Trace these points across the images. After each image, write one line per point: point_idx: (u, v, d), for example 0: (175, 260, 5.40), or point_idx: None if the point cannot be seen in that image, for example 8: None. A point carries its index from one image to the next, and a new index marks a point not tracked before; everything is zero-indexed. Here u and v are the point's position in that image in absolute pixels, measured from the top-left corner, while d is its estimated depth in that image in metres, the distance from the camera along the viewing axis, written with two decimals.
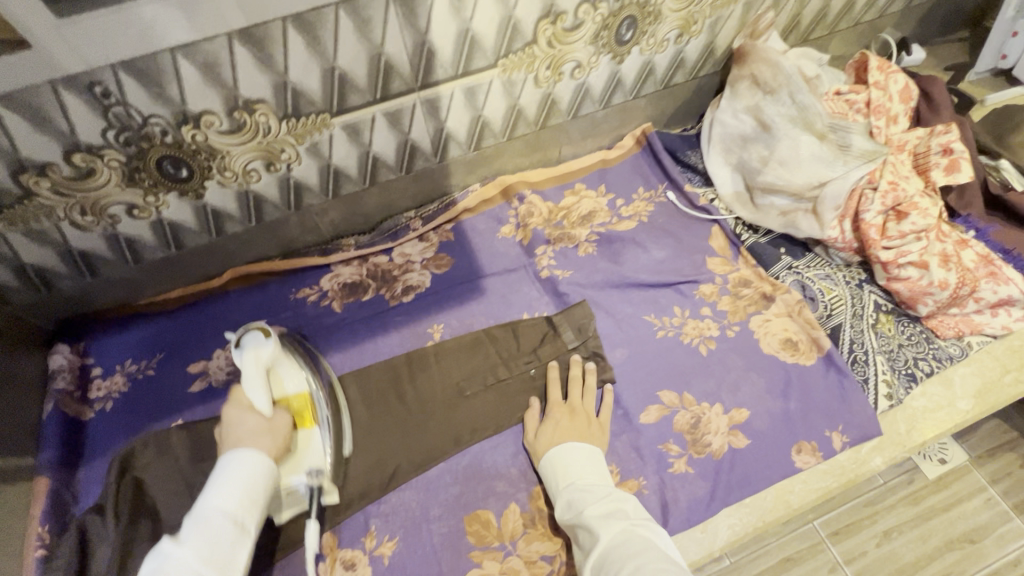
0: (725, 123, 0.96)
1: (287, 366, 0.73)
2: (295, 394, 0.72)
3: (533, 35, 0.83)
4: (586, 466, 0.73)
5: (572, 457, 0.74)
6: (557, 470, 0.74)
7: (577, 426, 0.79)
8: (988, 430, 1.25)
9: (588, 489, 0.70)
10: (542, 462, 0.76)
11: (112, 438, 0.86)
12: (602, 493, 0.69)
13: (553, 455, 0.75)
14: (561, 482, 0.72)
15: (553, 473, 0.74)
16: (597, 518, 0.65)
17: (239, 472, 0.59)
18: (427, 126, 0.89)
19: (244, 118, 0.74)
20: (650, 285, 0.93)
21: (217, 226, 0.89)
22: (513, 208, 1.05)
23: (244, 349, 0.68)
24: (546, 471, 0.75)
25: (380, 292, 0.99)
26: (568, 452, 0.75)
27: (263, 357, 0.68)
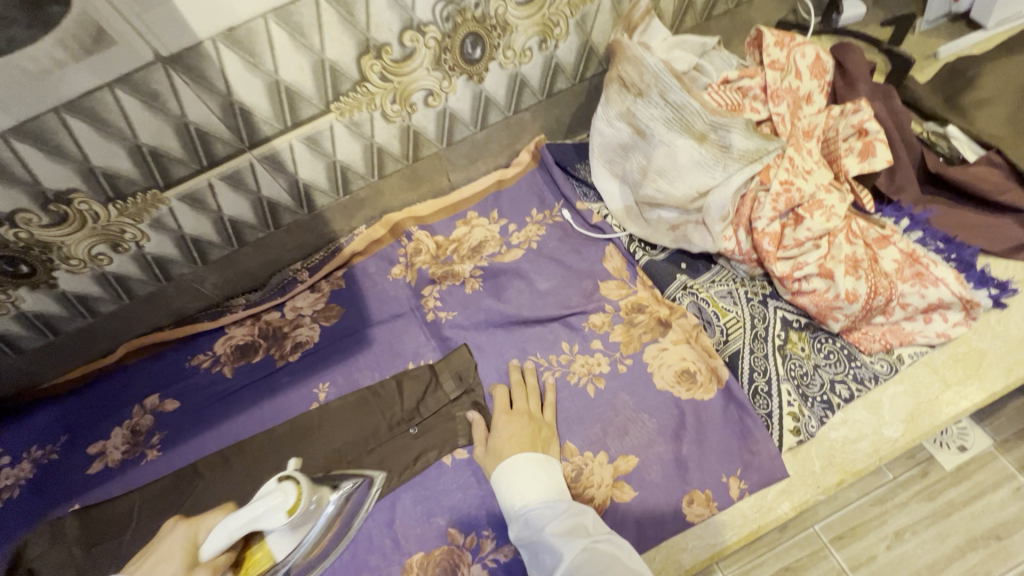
0: (602, 132, 0.85)
1: (283, 535, 0.68)
2: (264, 552, 0.68)
3: (360, 73, 0.76)
4: (544, 479, 0.68)
5: (525, 468, 0.69)
6: (513, 487, 0.68)
7: (533, 433, 0.73)
8: (1017, 410, 1.10)
9: (547, 505, 0.65)
10: (495, 475, 0.71)
11: (15, 528, 0.87)
12: (562, 507, 0.65)
13: (509, 466, 0.69)
14: (515, 500, 0.67)
15: (506, 488, 0.69)
16: (556, 536, 0.61)
17: None
18: (278, 182, 0.85)
19: (63, 210, 0.72)
20: (535, 321, 0.86)
21: (88, 308, 0.89)
22: (402, 246, 0.99)
23: (263, 497, 0.62)
24: (497, 486, 0.70)
25: (270, 352, 0.96)
26: (520, 465, 0.69)
27: (258, 521, 0.61)
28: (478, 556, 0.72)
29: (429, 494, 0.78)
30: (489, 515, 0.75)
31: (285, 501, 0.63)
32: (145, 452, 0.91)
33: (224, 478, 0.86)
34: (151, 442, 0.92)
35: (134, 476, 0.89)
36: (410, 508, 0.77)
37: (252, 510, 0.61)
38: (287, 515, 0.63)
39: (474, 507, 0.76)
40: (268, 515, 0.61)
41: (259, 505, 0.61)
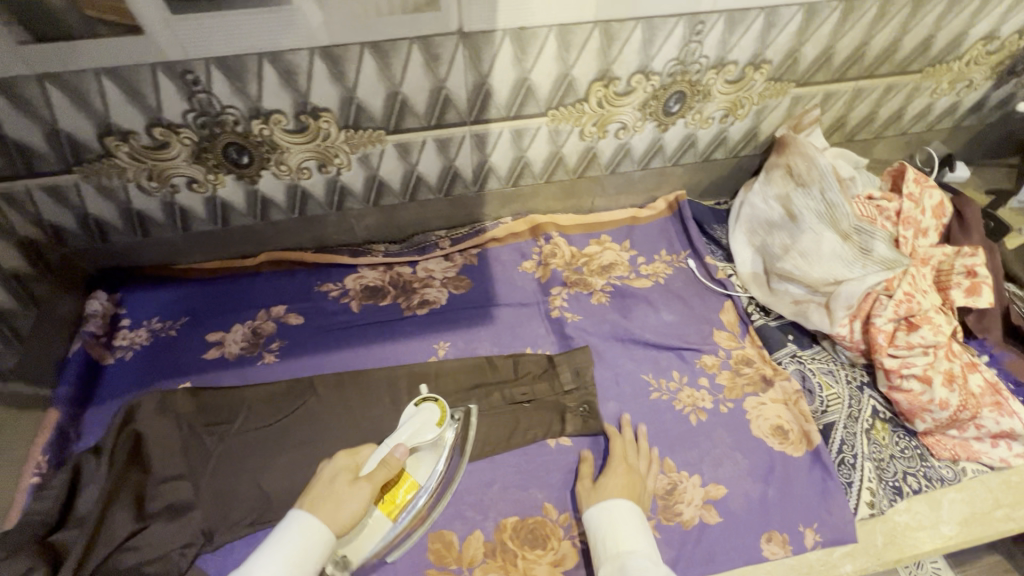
0: (755, 206, 0.99)
1: (426, 455, 0.78)
2: (408, 477, 0.77)
3: (585, 94, 0.88)
4: (642, 535, 0.71)
5: (625, 518, 0.72)
6: (612, 531, 0.71)
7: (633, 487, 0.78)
8: None
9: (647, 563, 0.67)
10: (594, 510, 0.75)
11: (122, 385, 0.90)
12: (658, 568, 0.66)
13: (611, 508, 0.74)
14: (614, 542, 0.70)
15: (604, 533, 0.72)
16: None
17: (288, 541, 0.63)
18: (472, 157, 0.95)
19: (309, 122, 0.81)
20: (653, 345, 0.95)
21: (263, 211, 0.96)
22: (538, 245, 1.09)
23: (411, 420, 0.77)
24: (594, 523, 0.73)
25: (397, 300, 1.04)
26: (622, 513, 0.73)
27: (416, 437, 0.75)
28: (569, 534, 0.79)
29: (534, 466, 0.85)
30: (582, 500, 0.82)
31: (432, 416, 0.77)
32: (262, 355, 0.96)
33: (337, 399, 0.91)
34: (270, 348, 0.97)
35: (249, 373, 0.94)
36: (511, 475, 0.84)
37: (408, 429, 0.76)
38: (434, 425, 0.77)
39: (573, 491, 0.83)
40: (423, 430, 0.76)
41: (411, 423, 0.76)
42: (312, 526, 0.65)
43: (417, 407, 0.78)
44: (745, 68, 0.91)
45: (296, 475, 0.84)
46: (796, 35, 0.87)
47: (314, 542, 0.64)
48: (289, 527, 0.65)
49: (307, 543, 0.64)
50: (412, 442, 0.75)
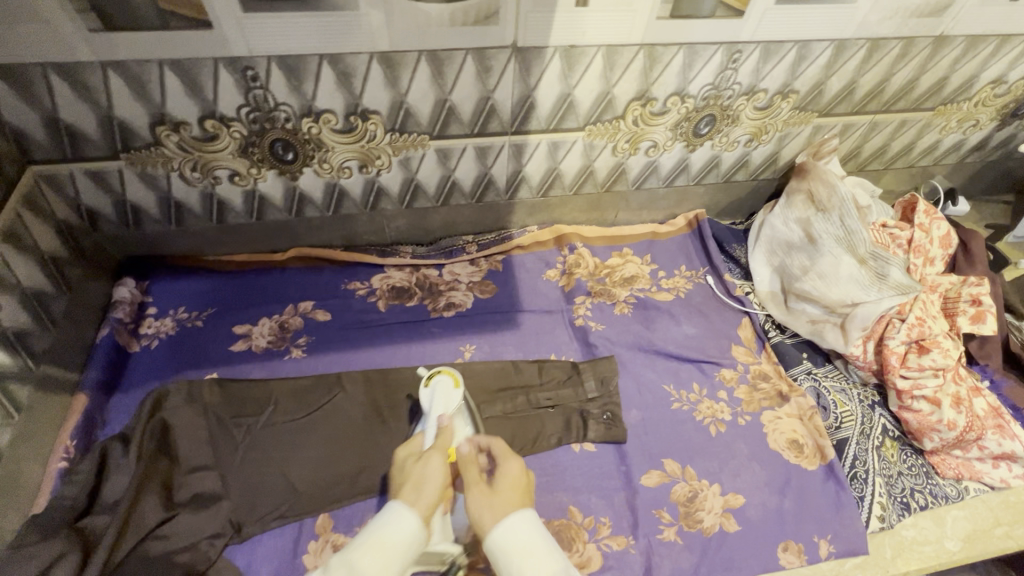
0: (776, 228, 1.04)
1: (461, 424, 0.79)
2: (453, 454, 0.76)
3: (622, 112, 0.92)
4: (554, 553, 0.57)
5: (524, 537, 0.57)
6: (395, 538, 0.55)
7: (524, 485, 0.65)
8: None
9: None
10: (498, 537, 0.57)
11: (149, 374, 0.90)
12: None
13: (515, 531, 0.57)
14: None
15: (515, 569, 0.55)
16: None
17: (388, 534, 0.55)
18: (508, 166, 0.98)
19: (357, 123, 0.83)
20: (675, 357, 0.98)
21: (299, 207, 0.97)
22: (562, 255, 1.12)
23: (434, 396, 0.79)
24: (500, 555, 0.56)
25: (423, 301, 1.05)
26: (527, 532, 0.58)
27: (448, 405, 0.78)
28: (594, 537, 0.80)
29: (559, 470, 0.86)
30: (606, 504, 0.83)
31: (449, 384, 0.80)
32: (289, 349, 0.97)
33: (364, 397, 0.92)
34: (297, 342, 0.98)
35: (276, 367, 0.95)
36: (536, 477, 0.86)
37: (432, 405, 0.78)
38: (454, 387, 0.80)
39: (597, 495, 0.84)
40: (447, 399, 0.78)
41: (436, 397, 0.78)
42: (407, 521, 0.56)
43: (429, 385, 0.81)
44: (774, 96, 0.95)
45: (322, 470, 0.84)
46: (824, 69, 0.92)
47: (406, 538, 0.55)
48: (378, 518, 0.56)
49: (405, 540, 0.55)
50: (450, 411, 0.78)
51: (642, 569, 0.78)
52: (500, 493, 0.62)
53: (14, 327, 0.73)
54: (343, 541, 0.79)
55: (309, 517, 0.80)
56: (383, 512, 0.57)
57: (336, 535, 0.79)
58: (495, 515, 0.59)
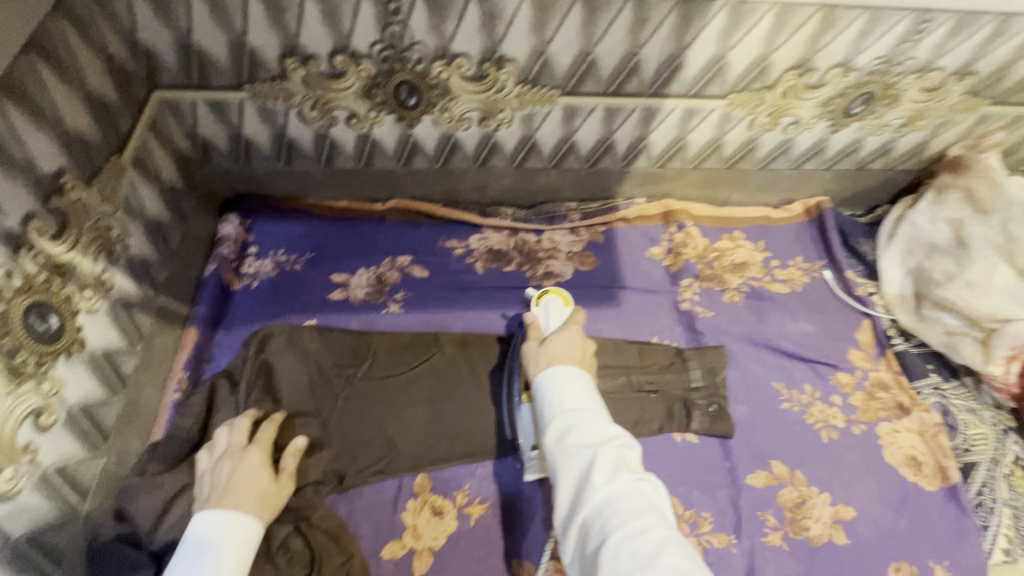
0: (918, 225, 0.95)
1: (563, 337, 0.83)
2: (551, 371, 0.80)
3: (774, 81, 0.83)
4: (591, 392, 0.64)
5: (575, 378, 0.65)
6: (213, 548, 0.58)
7: (582, 353, 0.71)
8: None
9: (594, 422, 0.60)
10: (552, 371, 0.66)
11: (250, 314, 0.89)
12: (607, 429, 0.59)
13: (560, 373, 0.65)
14: (559, 402, 0.63)
15: (563, 396, 0.63)
16: (587, 448, 0.57)
17: (555, 382, 0.64)
18: (633, 131, 0.90)
19: (489, 71, 0.77)
20: (788, 355, 0.92)
21: (408, 157, 0.92)
22: (668, 232, 1.05)
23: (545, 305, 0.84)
24: (541, 389, 0.66)
25: (521, 268, 1.00)
26: (570, 376, 0.65)
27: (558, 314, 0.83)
28: (694, 532, 0.77)
29: (660, 459, 0.83)
30: (708, 499, 0.80)
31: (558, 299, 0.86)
32: (387, 303, 0.94)
33: (461, 359, 0.89)
34: (394, 297, 0.95)
35: (373, 319, 0.92)
36: None
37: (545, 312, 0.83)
38: (563, 307, 0.84)
39: (699, 490, 0.81)
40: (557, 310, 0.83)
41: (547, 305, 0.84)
42: (564, 373, 0.65)
43: (541, 303, 0.85)
44: (948, 76, 0.84)
45: (420, 430, 0.82)
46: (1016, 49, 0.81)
47: (567, 379, 0.65)
48: (547, 373, 0.66)
49: (564, 385, 0.64)
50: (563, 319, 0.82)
51: (745, 569, 0.75)
52: (557, 351, 0.70)
53: (139, 255, 0.73)
54: (441, 503, 0.78)
55: (407, 476, 0.79)
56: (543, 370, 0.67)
57: (434, 497, 0.78)
58: (549, 361, 0.69)
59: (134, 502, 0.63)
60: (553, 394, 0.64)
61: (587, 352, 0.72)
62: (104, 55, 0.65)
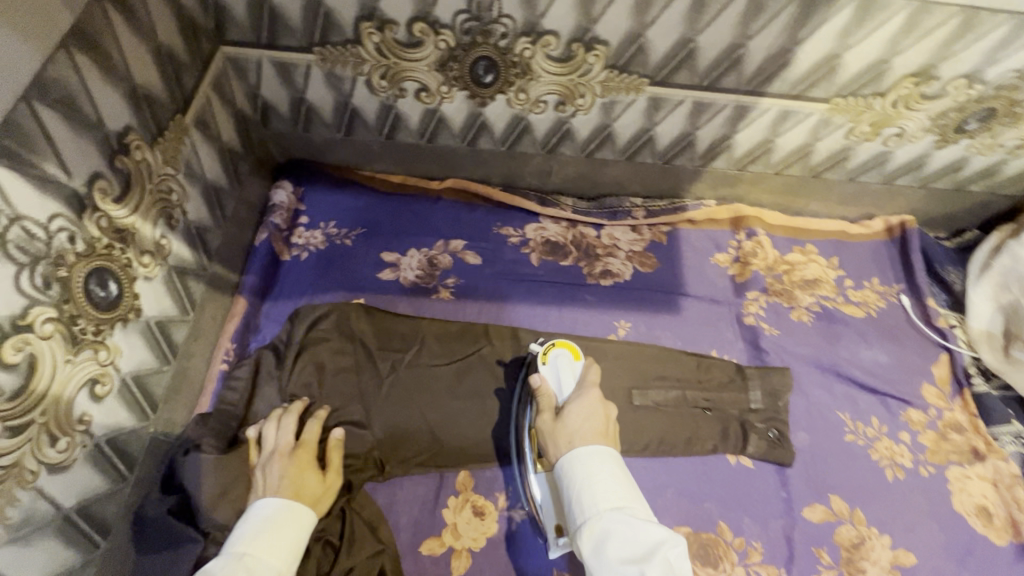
0: (1020, 259, 0.88)
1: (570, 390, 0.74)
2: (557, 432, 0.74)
3: (886, 88, 0.75)
4: (626, 485, 0.59)
5: (603, 470, 0.60)
6: (280, 528, 0.58)
7: (604, 423, 0.66)
8: None
9: (634, 525, 0.55)
10: (575, 462, 0.61)
11: (299, 286, 0.86)
12: (650, 534, 0.54)
13: (588, 463, 0.60)
14: (589, 500, 0.57)
15: (592, 495, 0.58)
16: (631, 562, 0.52)
17: (584, 477, 0.59)
18: (719, 129, 0.84)
19: (577, 53, 0.71)
20: (857, 385, 0.86)
21: (474, 136, 0.87)
22: (737, 239, 0.99)
23: (552, 362, 0.73)
24: (568, 483, 0.60)
25: (579, 264, 0.95)
26: (601, 467, 0.60)
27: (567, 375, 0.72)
28: (743, 561, 0.74)
29: (712, 481, 0.79)
30: (759, 528, 0.76)
31: (565, 350, 0.74)
32: (437, 289, 0.90)
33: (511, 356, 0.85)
34: (445, 283, 0.91)
35: (423, 304, 0.88)
36: (688, 482, 0.79)
37: (551, 374, 0.72)
38: (574, 361, 0.73)
39: (750, 518, 0.77)
40: (565, 371, 0.73)
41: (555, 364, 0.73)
42: (593, 462, 0.60)
43: (547, 360, 0.73)
44: None
45: (465, 426, 0.79)
46: None
47: (598, 467, 0.60)
48: (573, 464, 0.61)
49: (595, 479, 0.59)
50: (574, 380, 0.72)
51: None
52: (578, 426, 0.65)
53: (196, 222, 0.70)
54: (483, 504, 0.75)
55: (450, 472, 0.77)
56: (566, 460, 0.62)
57: (476, 497, 0.76)
58: (571, 441, 0.63)
59: (187, 472, 0.63)
60: (583, 491, 0.58)
61: (609, 419, 0.67)
62: (178, 6, 0.61)
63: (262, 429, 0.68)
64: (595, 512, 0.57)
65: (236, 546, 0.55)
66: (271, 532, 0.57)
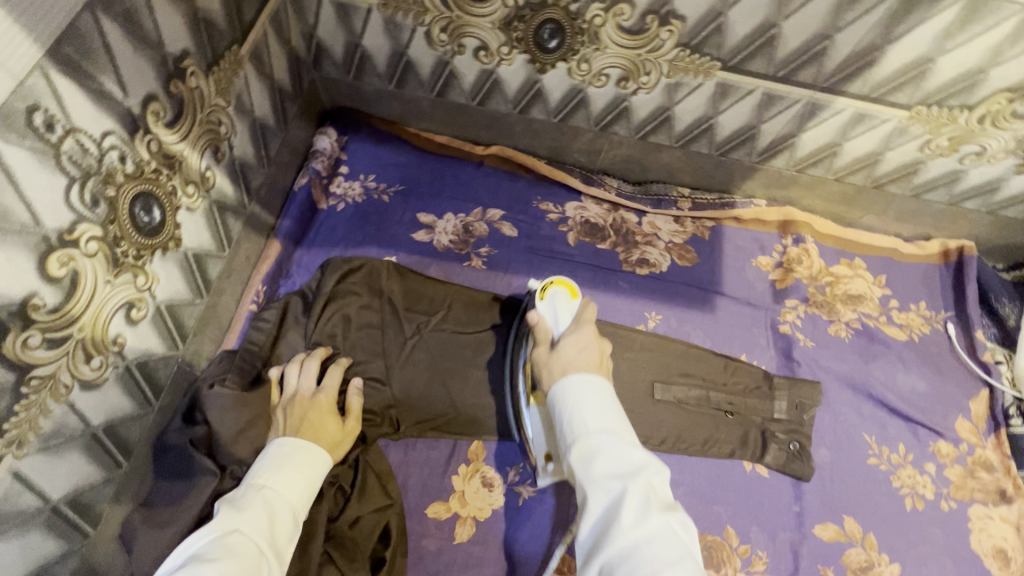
0: None
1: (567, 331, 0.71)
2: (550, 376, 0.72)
3: (975, 101, 0.71)
4: (617, 411, 0.56)
5: (595, 397, 0.57)
6: (298, 465, 0.59)
7: (598, 356, 0.63)
8: None
9: (621, 449, 0.53)
10: (569, 387, 0.58)
11: (332, 236, 0.86)
12: (634, 456, 0.52)
13: (581, 389, 0.57)
14: (580, 419, 0.55)
15: (583, 418, 0.55)
16: (615, 479, 0.50)
17: (577, 402, 0.56)
18: (785, 126, 0.79)
19: (650, 25, 0.68)
20: (888, 408, 0.84)
21: (527, 105, 0.84)
22: (782, 243, 0.95)
23: (549, 300, 0.70)
24: (558, 401, 0.58)
25: (616, 249, 0.92)
26: (594, 392, 0.57)
27: (562, 314, 0.69)
28: (745, 568, 0.73)
29: (725, 485, 0.78)
30: (767, 538, 0.75)
31: (562, 288, 0.71)
32: (470, 256, 0.88)
33: None
34: (478, 251, 0.89)
35: (453, 271, 0.87)
36: (700, 483, 0.78)
37: (547, 311, 0.70)
38: (572, 299, 0.70)
39: (759, 527, 0.76)
40: (561, 310, 0.70)
41: (551, 301, 0.70)
42: (587, 389, 0.57)
43: (545, 297, 0.71)
44: None
45: (482, 396, 0.78)
46: None
47: (590, 393, 0.57)
48: (567, 388, 0.58)
49: (587, 403, 0.56)
50: (571, 317, 0.69)
51: None
52: (572, 357, 0.62)
53: (240, 157, 0.69)
54: (493, 477, 0.75)
55: (463, 440, 0.77)
56: (560, 385, 0.59)
57: (487, 468, 0.75)
58: (564, 370, 0.61)
59: (210, 404, 0.63)
60: (575, 414, 0.56)
61: (604, 355, 0.64)
62: None
63: (285, 370, 0.70)
64: (583, 434, 0.54)
65: (257, 477, 0.57)
66: (290, 467, 0.59)
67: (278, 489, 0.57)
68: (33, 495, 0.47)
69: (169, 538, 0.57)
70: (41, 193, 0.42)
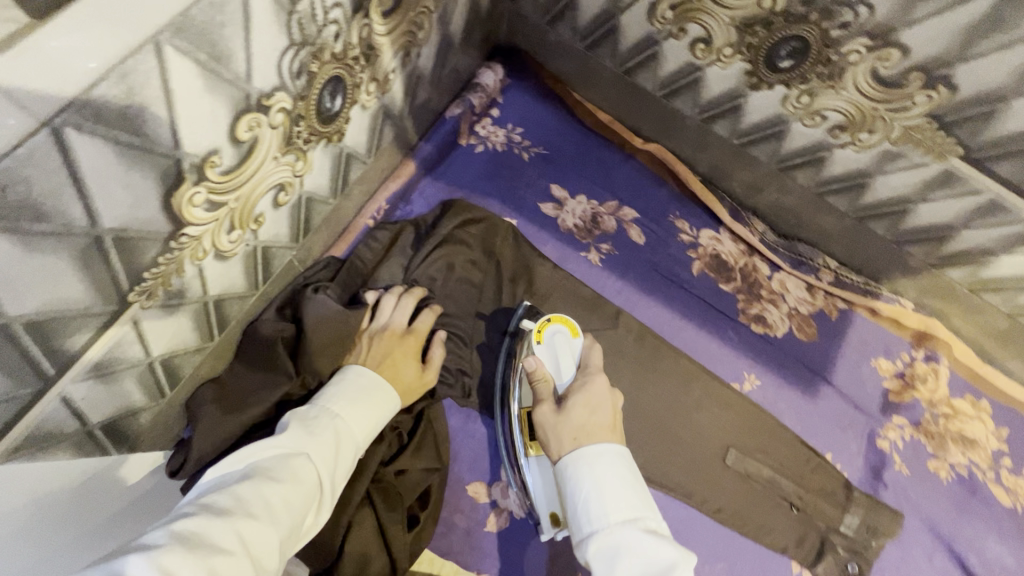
0: None
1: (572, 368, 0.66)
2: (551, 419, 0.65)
3: None
4: (639, 492, 0.49)
5: (607, 475, 0.50)
6: (372, 404, 0.56)
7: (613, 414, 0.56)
8: None
9: (646, 544, 0.45)
10: (578, 464, 0.51)
11: (463, 177, 0.81)
12: (663, 552, 0.44)
13: (595, 466, 0.50)
14: (598, 504, 0.48)
15: (597, 503, 0.48)
16: None
17: (591, 481, 0.49)
18: (988, 240, 0.70)
19: (907, 83, 0.60)
20: (963, 567, 0.76)
21: (713, 116, 0.78)
22: (912, 354, 0.86)
23: (551, 343, 0.65)
24: (572, 483, 0.51)
25: (737, 296, 0.85)
26: (611, 470, 0.50)
27: (564, 357, 0.64)
28: None
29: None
30: None
31: (562, 330, 0.66)
32: (589, 248, 0.83)
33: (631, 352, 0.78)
34: (599, 246, 0.83)
35: (568, 258, 0.82)
36: (739, 564, 0.73)
37: (548, 357, 0.64)
38: (572, 339, 0.66)
39: None
40: (563, 352, 0.64)
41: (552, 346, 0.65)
42: (601, 464, 0.50)
43: (543, 340, 0.65)
44: None
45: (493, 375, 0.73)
46: None
47: (606, 472, 0.50)
48: (578, 465, 0.51)
49: (601, 484, 0.49)
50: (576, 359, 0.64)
51: None
52: (582, 419, 0.55)
53: (421, 69, 0.64)
54: None
55: None
56: (569, 464, 0.52)
57: None
58: (575, 437, 0.54)
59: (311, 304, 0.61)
60: (589, 496, 0.49)
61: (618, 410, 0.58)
62: None
63: (381, 298, 0.67)
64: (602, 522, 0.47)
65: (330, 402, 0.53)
66: (363, 403, 0.55)
67: (349, 423, 0.53)
68: (141, 345, 0.46)
69: (238, 425, 0.55)
70: (263, 48, 0.38)
